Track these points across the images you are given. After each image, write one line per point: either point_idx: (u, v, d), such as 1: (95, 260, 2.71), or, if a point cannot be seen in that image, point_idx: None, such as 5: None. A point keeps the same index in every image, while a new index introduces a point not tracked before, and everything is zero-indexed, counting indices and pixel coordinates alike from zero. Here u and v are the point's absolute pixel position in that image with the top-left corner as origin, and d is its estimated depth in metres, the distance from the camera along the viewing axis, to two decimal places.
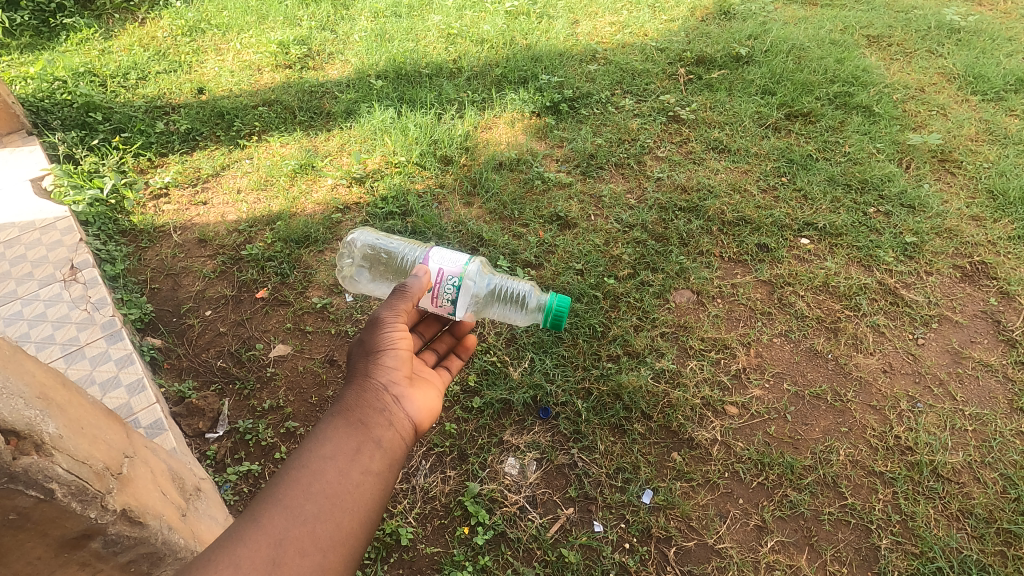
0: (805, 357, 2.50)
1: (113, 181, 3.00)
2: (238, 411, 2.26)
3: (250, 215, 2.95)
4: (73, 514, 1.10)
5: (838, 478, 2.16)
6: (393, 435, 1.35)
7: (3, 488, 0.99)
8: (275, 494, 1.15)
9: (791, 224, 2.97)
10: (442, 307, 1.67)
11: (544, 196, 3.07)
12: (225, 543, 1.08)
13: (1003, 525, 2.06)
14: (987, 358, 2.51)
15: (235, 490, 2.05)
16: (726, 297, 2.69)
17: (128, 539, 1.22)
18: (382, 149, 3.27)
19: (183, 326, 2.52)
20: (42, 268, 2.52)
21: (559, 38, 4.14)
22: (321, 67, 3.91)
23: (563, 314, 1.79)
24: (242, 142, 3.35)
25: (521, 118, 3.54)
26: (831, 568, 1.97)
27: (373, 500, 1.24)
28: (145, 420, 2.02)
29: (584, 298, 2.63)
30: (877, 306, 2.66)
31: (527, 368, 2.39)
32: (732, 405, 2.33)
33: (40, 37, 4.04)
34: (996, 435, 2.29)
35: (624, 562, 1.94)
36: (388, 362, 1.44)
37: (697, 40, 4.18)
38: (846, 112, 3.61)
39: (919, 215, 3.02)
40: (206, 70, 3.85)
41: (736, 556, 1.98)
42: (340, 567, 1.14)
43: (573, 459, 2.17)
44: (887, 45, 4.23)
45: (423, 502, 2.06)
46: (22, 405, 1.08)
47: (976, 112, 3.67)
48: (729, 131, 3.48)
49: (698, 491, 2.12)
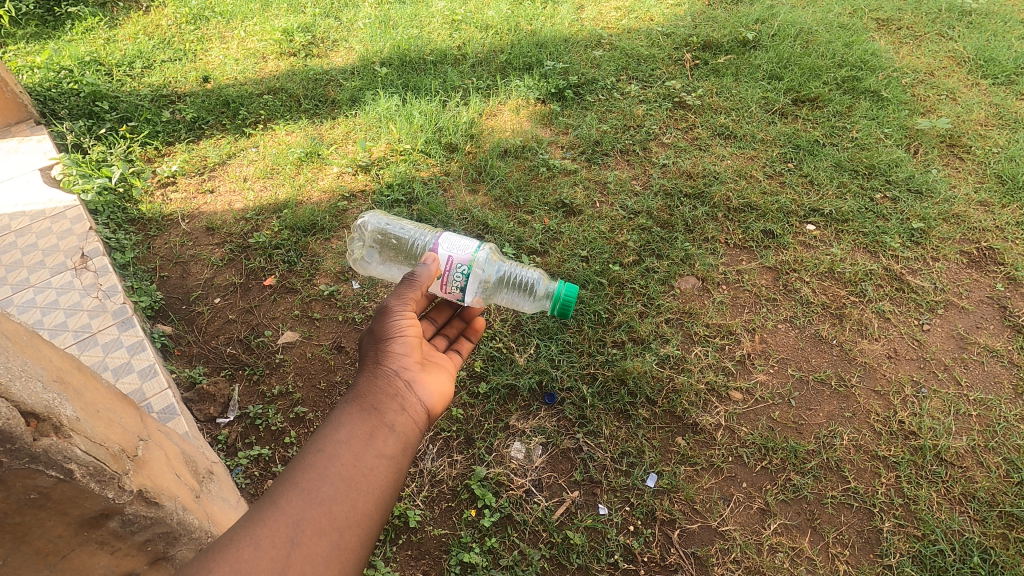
0: (810, 343, 2.51)
1: (121, 170, 3.02)
2: (247, 397, 2.30)
3: (257, 204, 2.97)
4: (91, 493, 1.13)
5: (841, 463, 2.18)
6: (406, 420, 1.37)
7: (24, 468, 1.02)
8: (292, 477, 1.18)
9: (797, 210, 2.96)
10: (452, 294, 1.71)
11: (550, 183, 3.08)
12: (246, 524, 1.10)
13: (1005, 509, 2.07)
14: (993, 343, 2.51)
15: (246, 474, 2.09)
16: (731, 284, 2.69)
17: (144, 518, 1.25)
18: (387, 137, 3.28)
19: (193, 314, 2.55)
20: (54, 257, 2.55)
21: (564, 24, 4.11)
22: (326, 54, 3.90)
23: (570, 303, 1.83)
24: (248, 130, 3.35)
25: (526, 105, 3.53)
26: (833, 550, 2.00)
27: (387, 482, 1.26)
28: (158, 405, 2.06)
29: (590, 285, 2.64)
30: (883, 292, 2.66)
31: (533, 354, 2.41)
32: (736, 391, 2.35)
33: (46, 26, 4.04)
34: (1001, 420, 2.29)
35: (628, 544, 1.97)
36: (398, 349, 1.47)
37: (703, 25, 4.14)
38: (854, 97, 3.58)
39: (925, 201, 3.00)
40: (211, 58, 3.85)
41: (739, 539, 2.00)
42: (356, 547, 1.16)
43: (579, 444, 2.19)
44: (897, 28, 4.17)
45: (430, 485, 2.09)
46: (41, 388, 1.11)
47: (986, 95, 3.63)
48: (736, 117, 3.46)
49: (702, 475, 2.14)
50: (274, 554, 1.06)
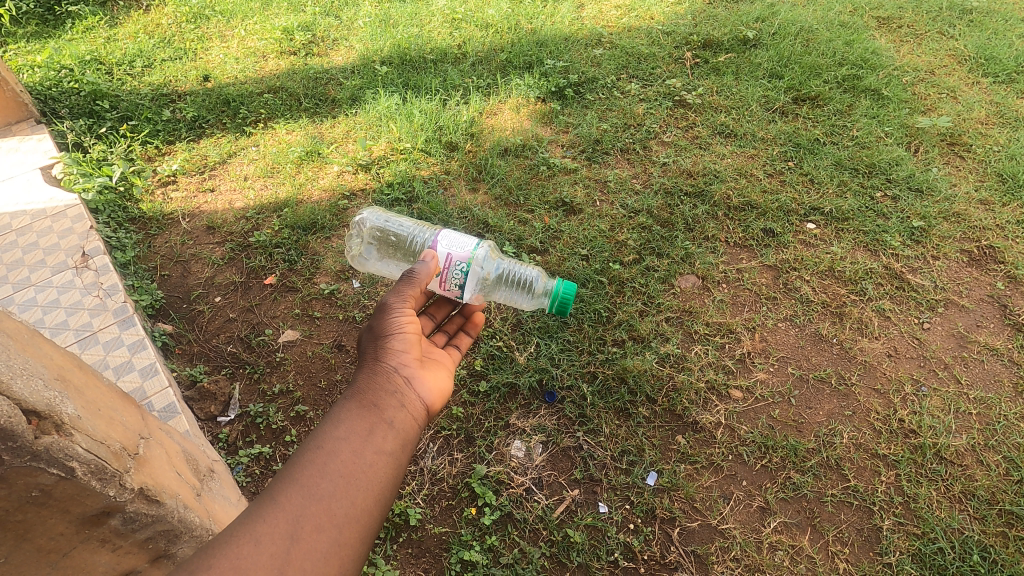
0: (810, 341, 2.51)
1: (121, 169, 3.02)
2: (248, 395, 2.30)
3: (257, 203, 2.97)
4: (92, 491, 1.13)
5: (841, 461, 2.18)
6: (405, 416, 1.38)
7: (26, 466, 1.02)
8: (291, 473, 1.18)
9: (797, 209, 2.96)
10: (451, 291, 1.72)
11: (550, 182, 3.08)
12: (245, 520, 1.10)
13: (1004, 507, 2.07)
14: (993, 342, 2.51)
15: (247, 472, 2.09)
16: (731, 282, 2.69)
17: (145, 516, 1.25)
18: (387, 136, 3.28)
19: (193, 312, 2.55)
20: (55, 256, 2.55)
21: (564, 22, 4.11)
22: (326, 53, 3.90)
23: (569, 301, 1.84)
24: (248, 129, 3.35)
25: (526, 103, 3.53)
26: (833, 548, 2.00)
27: (387, 478, 1.26)
28: (159, 403, 2.06)
29: (590, 284, 2.64)
30: (883, 290, 2.67)
31: (533, 352, 2.42)
32: (736, 389, 2.35)
33: (46, 26, 4.04)
34: (1001, 418, 2.29)
35: (628, 542, 1.97)
36: (397, 346, 1.48)
37: (704, 23, 4.14)
38: (854, 96, 3.58)
39: (926, 199, 3.00)
40: (211, 57, 3.85)
41: (739, 537, 2.01)
42: (355, 543, 1.17)
43: (579, 442, 2.20)
44: (898, 27, 4.17)
45: (430, 484, 2.09)
46: (42, 386, 1.11)
47: (987, 94, 3.63)
48: (736, 115, 3.46)
49: (702, 473, 2.14)
50: (274, 550, 1.07)
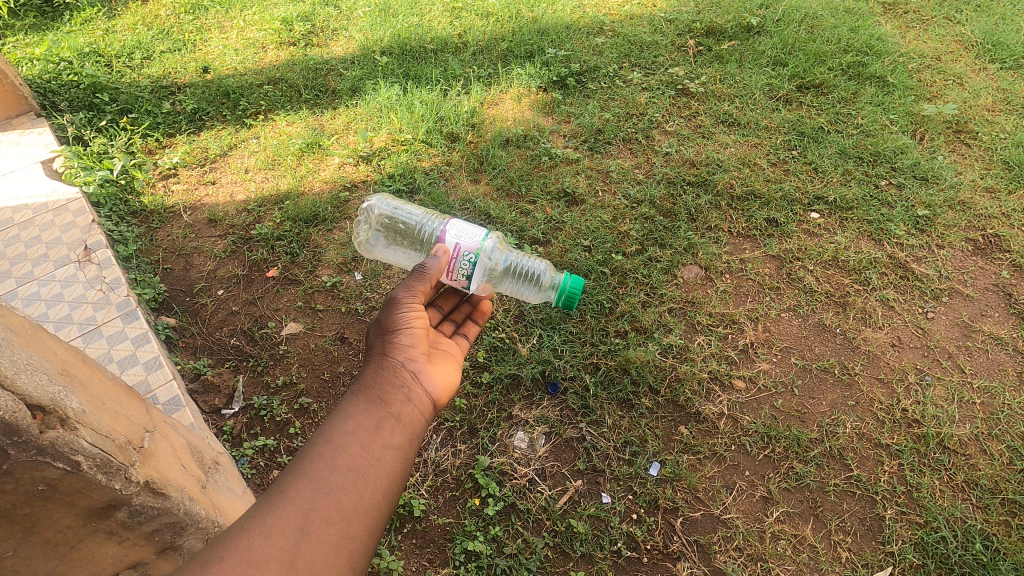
0: (814, 331, 2.50)
1: (122, 162, 3.01)
2: (252, 388, 2.31)
3: (259, 195, 2.96)
4: (98, 485, 1.14)
5: (844, 451, 2.18)
6: (412, 410, 1.38)
7: (32, 461, 1.03)
8: (300, 466, 1.18)
9: (799, 198, 2.94)
10: (458, 281, 1.71)
11: (551, 172, 3.06)
12: (256, 514, 1.10)
13: (1007, 496, 2.08)
14: (998, 331, 2.50)
15: (252, 464, 2.10)
16: (734, 273, 2.68)
17: (150, 509, 1.26)
18: (388, 127, 3.25)
19: (196, 305, 2.56)
20: (57, 250, 2.55)
21: (565, 11, 4.07)
22: (325, 43, 3.87)
23: (576, 294, 1.85)
24: (249, 121, 3.34)
25: (527, 93, 3.51)
26: (835, 538, 2.01)
27: (396, 472, 1.26)
28: (162, 397, 2.07)
29: (592, 275, 2.64)
30: (888, 280, 2.65)
31: (536, 344, 2.41)
32: (739, 379, 2.35)
33: (44, 18, 4.03)
34: (1005, 407, 2.29)
35: (631, 532, 1.99)
36: (404, 341, 1.49)
37: (707, 10, 4.08)
38: (859, 83, 3.55)
39: (932, 187, 2.98)
40: (210, 47, 3.82)
41: (742, 526, 2.01)
42: (365, 536, 1.17)
43: (582, 433, 2.20)
44: (904, 12, 4.11)
45: (434, 475, 2.10)
46: (47, 380, 1.11)
47: (993, 81, 3.59)
48: (739, 104, 3.43)
49: (705, 464, 2.15)
50: (285, 543, 1.07)
